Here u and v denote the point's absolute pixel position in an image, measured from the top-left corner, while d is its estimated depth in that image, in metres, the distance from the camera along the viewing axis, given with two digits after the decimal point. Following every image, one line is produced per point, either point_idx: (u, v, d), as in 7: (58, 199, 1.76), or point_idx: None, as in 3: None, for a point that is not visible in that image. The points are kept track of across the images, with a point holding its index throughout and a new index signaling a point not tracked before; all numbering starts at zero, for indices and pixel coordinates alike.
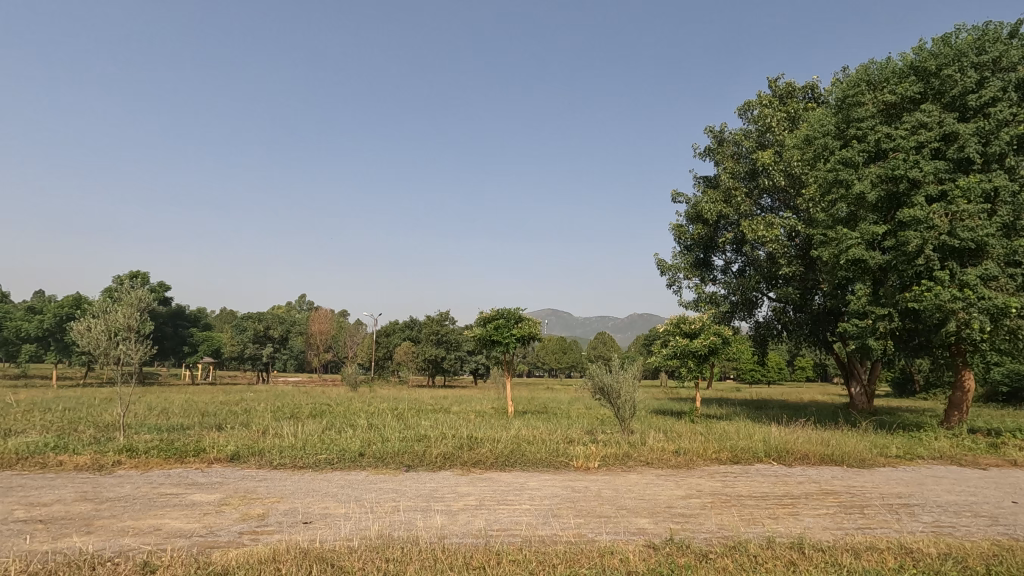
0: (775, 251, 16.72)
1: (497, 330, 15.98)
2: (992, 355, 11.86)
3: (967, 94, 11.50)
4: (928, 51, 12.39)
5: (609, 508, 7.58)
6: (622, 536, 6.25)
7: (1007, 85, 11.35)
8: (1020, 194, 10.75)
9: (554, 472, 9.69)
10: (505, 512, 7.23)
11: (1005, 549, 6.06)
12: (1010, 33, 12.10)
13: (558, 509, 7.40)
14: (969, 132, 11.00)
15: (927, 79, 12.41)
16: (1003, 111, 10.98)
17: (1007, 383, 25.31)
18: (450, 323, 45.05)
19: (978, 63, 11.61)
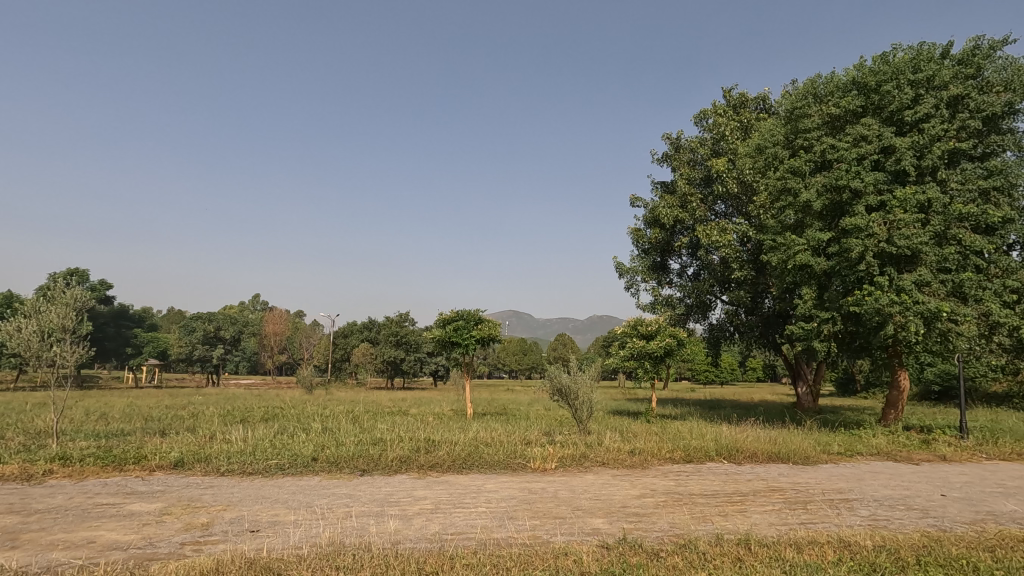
0: (728, 255, 17.29)
1: (457, 331, 15.83)
2: (925, 358, 12.53)
3: (903, 110, 12.16)
4: (869, 68, 13.04)
5: (565, 509, 7.61)
6: (576, 537, 6.28)
7: (940, 102, 12.01)
8: (952, 205, 11.39)
9: (511, 474, 9.66)
10: (461, 515, 7.15)
11: (934, 540, 6.41)
12: (942, 53, 12.83)
13: (514, 511, 7.38)
14: (905, 146, 11.62)
15: (868, 95, 13.05)
16: (936, 126, 11.64)
17: (939, 383, 26.83)
18: (410, 325, 44.49)
19: (914, 81, 12.26)
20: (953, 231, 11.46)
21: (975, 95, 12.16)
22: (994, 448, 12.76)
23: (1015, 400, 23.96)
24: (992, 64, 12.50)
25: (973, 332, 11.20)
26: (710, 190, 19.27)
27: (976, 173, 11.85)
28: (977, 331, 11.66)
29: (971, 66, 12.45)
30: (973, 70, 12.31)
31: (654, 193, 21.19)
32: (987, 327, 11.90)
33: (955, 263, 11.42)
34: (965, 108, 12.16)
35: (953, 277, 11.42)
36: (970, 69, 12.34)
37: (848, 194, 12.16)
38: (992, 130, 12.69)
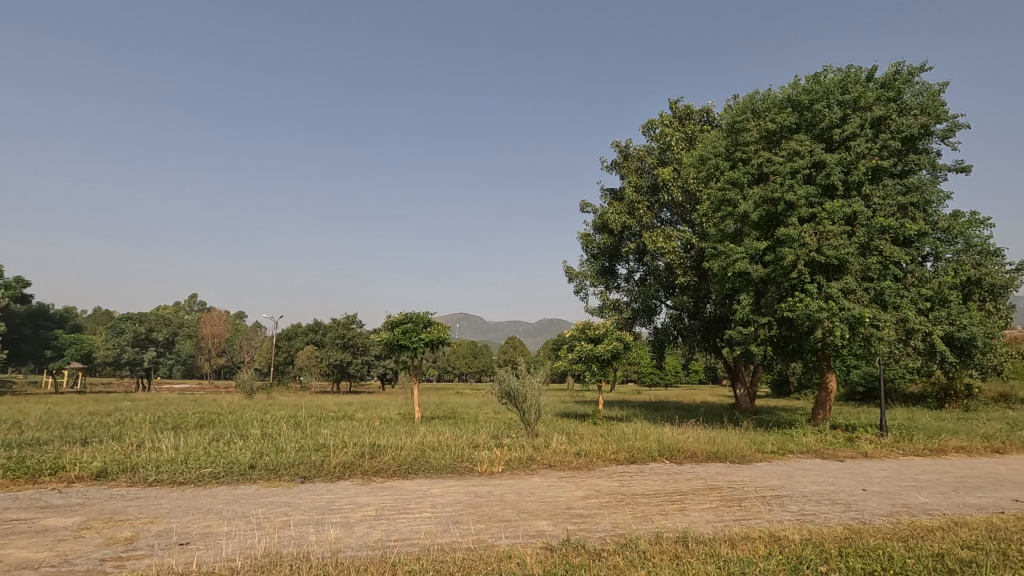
0: (673, 261, 17.89)
1: (405, 334, 15.58)
2: (849, 362, 13.35)
3: (833, 128, 12.96)
4: (803, 87, 13.82)
5: (510, 512, 7.63)
6: (520, 540, 6.31)
7: (865, 122, 12.88)
8: (874, 219, 12.23)
9: (457, 478, 9.59)
10: (405, 521, 7.04)
11: (855, 532, 6.84)
12: (868, 76, 13.74)
13: (459, 516, 7.34)
14: (834, 162, 12.38)
15: (801, 112, 13.82)
16: (861, 144, 12.46)
17: (864, 384, 28.57)
18: (357, 327, 43.44)
19: (842, 101, 13.09)
20: (876, 242, 12.28)
21: (896, 117, 13.09)
22: (910, 445, 13.73)
23: (929, 399, 25.89)
24: (910, 89, 13.48)
25: (892, 337, 12.02)
26: (655, 198, 19.84)
27: (896, 190, 12.76)
28: (896, 337, 12.52)
29: (892, 90, 13.39)
30: (893, 94, 13.25)
31: (603, 200, 21.64)
32: (904, 333, 12.81)
33: (876, 272, 12.26)
34: (887, 129, 13.08)
35: (875, 286, 12.25)
36: (891, 92, 13.28)
37: (782, 206, 12.83)
38: (910, 150, 13.69)
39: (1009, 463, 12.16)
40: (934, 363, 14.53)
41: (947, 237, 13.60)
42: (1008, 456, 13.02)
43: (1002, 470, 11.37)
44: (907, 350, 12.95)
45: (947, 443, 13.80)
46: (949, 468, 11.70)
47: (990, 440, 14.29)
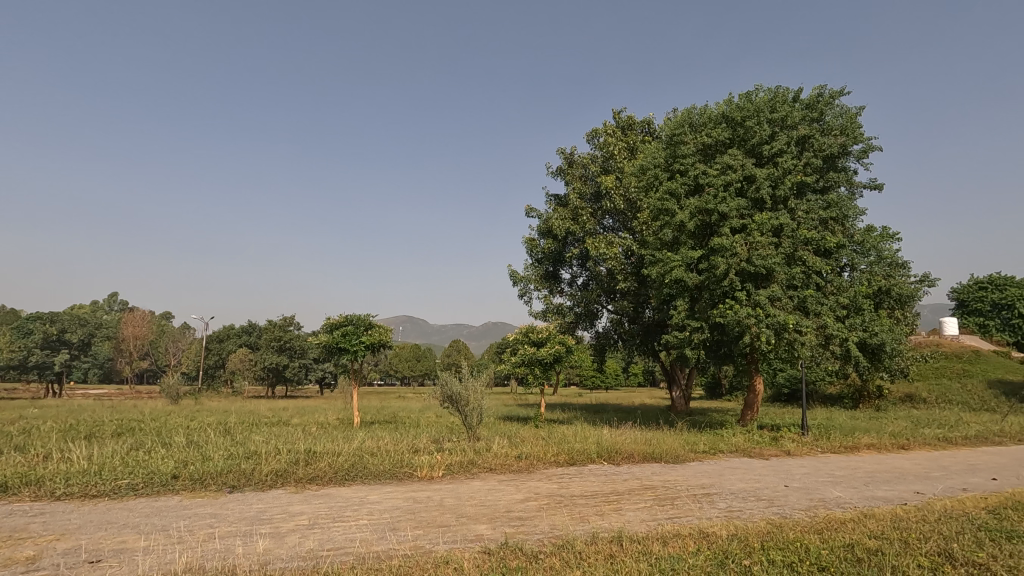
0: (614, 267, 18.40)
1: (345, 337, 15.15)
2: (775, 366, 14.16)
3: (763, 145, 13.75)
4: (736, 104, 14.57)
5: (449, 516, 7.58)
6: (459, 544, 6.27)
7: (791, 140, 13.73)
8: (798, 231, 13.06)
9: (396, 484, 9.43)
10: (339, 529, 6.85)
11: (776, 526, 7.24)
12: (794, 97, 14.65)
13: (397, 522, 7.22)
14: (763, 177, 13.14)
15: (734, 128, 14.55)
16: (787, 161, 13.28)
17: (788, 386, 30.36)
18: (294, 329, 41.92)
19: (772, 119, 13.90)
20: (800, 253, 13.09)
21: (818, 136, 14.03)
22: (827, 443, 14.71)
23: (845, 400, 27.83)
24: (831, 111, 14.46)
25: (813, 341, 12.85)
26: (598, 205, 20.32)
27: (818, 204, 13.66)
28: (817, 342, 13.39)
29: (815, 111, 14.34)
30: (816, 115, 14.18)
31: (548, 205, 21.95)
32: (824, 338, 13.72)
33: (800, 282, 13.08)
34: (810, 147, 13.99)
35: (799, 294, 13.07)
36: (814, 113, 14.22)
37: (716, 217, 13.48)
38: (831, 168, 14.69)
39: (911, 458, 13.27)
40: (850, 367, 15.63)
41: (862, 250, 14.68)
42: (911, 452, 14.20)
43: (905, 465, 12.40)
44: (826, 354, 13.87)
45: (859, 441, 14.88)
46: (861, 463, 12.63)
47: (897, 437, 15.53)
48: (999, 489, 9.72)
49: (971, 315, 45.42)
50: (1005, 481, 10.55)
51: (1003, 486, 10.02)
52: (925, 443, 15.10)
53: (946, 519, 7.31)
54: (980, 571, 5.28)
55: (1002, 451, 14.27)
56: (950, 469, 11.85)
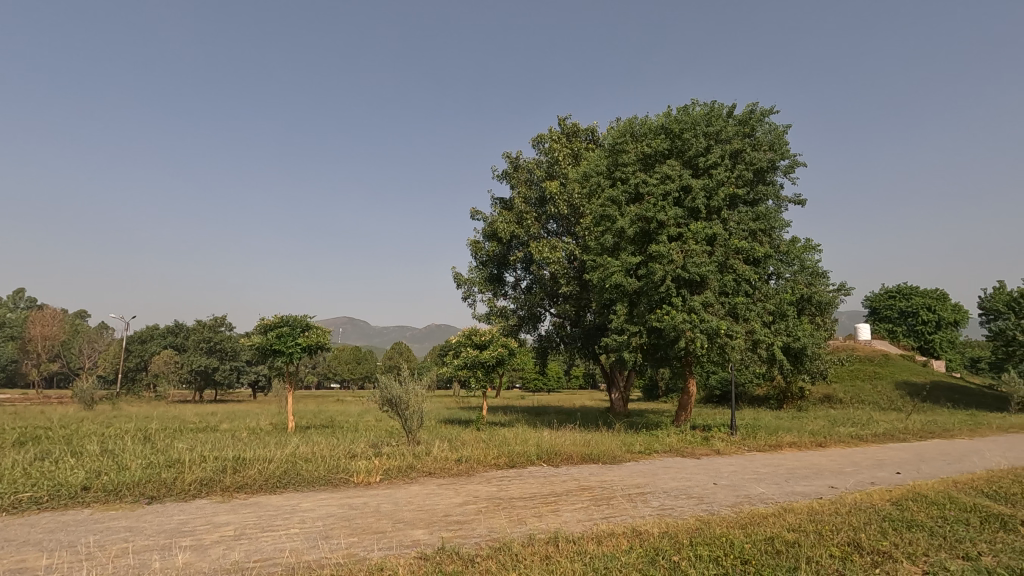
0: (557, 271, 18.68)
1: (280, 339, 14.52)
2: (707, 369, 14.79)
3: (699, 156, 14.36)
4: (675, 117, 15.16)
5: (385, 523, 7.43)
6: (394, 551, 6.16)
7: (725, 153, 14.42)
8: (730, 240, 13.71)
9: (330, 491, 9.14)
10: (268, 539, 6.57)
11: (704, 522, 7.57)
12: (729, 112, 15.39)
13: (331, 530, 7.01)
14: (699, 187, 13.74)
15: (673, 139, 15.11)
16: (721, 173, 13.95)
17: (720, 388, 31.78)
18: (226, 330, 39.99)
19: (707, 133, 14.56)
20: (731, 261, 13.74)
21: (749, 151, 14.79)
22: (753, 442, 15.51)
23: (771, 401, 29.46)
24: (762, 127, 15.25)
25: (743, 345, 13.50)
26: (543, 210, 20.58)
27: (749, 215, 14.38)
28: (745, 346, 14.09)
29: (747, 126, 15.11)
30: (748, 130, 14.93)
31: (493, 208, 21.99)
32: (752, 343, 14.46)
33: (731, 289, 13.73)
34: (742, 161, 14.73)
35: (730, 301, 13.72)
36: (746, 128, 14.98)
37: (654, 225, 13.96)
38: (761, 181, 15.51)
39: (827, 455, 14.21)
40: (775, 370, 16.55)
41: (787, 259, 15.57)
42: (828, 449, 15.21)
43: (822, 461, 13.27)
44: (754, 358, 14.62)
45: (782, 439, 15.77)
46: (783, 461, 13.40)
47: (816, 436, 16.58)
48: (902, 482, 10.57)
49: (883, 321, 49.24)
50: (908, 474, 11.50)
51: (905, 479, 10.92)
52: (840, 441, 16.19)
53: (855, 511, 7.88)
54: (883, 558, 5.72)
55: (906, 447, 15.54)
56: (861, 464, 12.78)
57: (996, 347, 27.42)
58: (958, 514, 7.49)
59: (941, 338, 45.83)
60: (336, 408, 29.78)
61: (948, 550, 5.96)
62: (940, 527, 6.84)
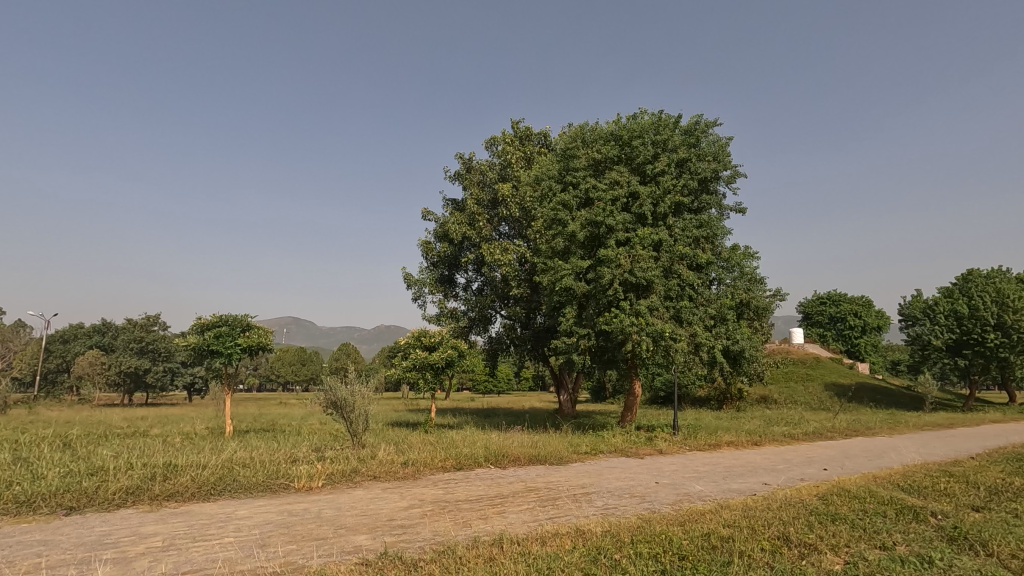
0: (508, 273, 18.75)
1: (218, 339, 13.86)
2: (651, 371, 15.20)
3: (647, 164, 14.77)
4: (625, 124, 15.52)
5: (326, 529, 7.22)
6: (334, 557, 6.00)
7: (672, 161, 14.88)
8: (675, 246, 14.15)
9: (268, 497, 8.80)
10: (199, 549, 6.25)
11: (646, 521, 7.76)
12: (676, 122, 15.88)
13: (267, 538, 6.75)
14: (646, 194, 14.14)
15: (622, 146, 15.47)
16: (668, 181, 14.39)
17: (664, 390, 32.75)
18: (159, 330, 37.89)
19: (655, 141, 14.99)
20: (676, 267, 14.19)
21: (694, 160, 15.30)
22: (694, 441, 16.06)
23: (712, 401, 30.59)
24: (706, 138, 15.82)
25: (686, 348, 13.95)
26: (495, 212, 20.61)
27: (693, 223, 14.86)
28: (688, 349, 14.57)
29: (692, 137, 15.63)
30: (693, 140, 15.45)
31: (444, 209, 21.83)
32: (694, 346, 14.98)
33: (676, 293, 14.17)
34: (687, 170, 15.23)
35: (674, 305, 14.15)
36: (692, 138, 15.51)
37: (604, 229, 14.25)
38: (704, 190, 16.06)
39: (762, 453, 14.90)
40: (715, 371, 17.18)
41: (728, 266, 16.20)
42: (763, 447, 15.94)
43: (757, 459, 13.88)
44: (696, 360, 15.15)
45: (721, 439, 16.41)
46: (721, 459, 13.93)
47: (752, 435, 17.34)
48: (829, 478, 11.21)
49: (814, 326, 52.10)
50: (834, 471, 12.20)
51: (831, 475, 11.58)
52: (773, 440, 17.01)
53: (786, 506, 8.30)
54: (809, 550, 6.05)
55: (833, 445, 16.49)
56: (792, 461, 13.46)
57: (913, 351, 29.60)
58: (876, 507, 8.01)
59: (866, 342, 49.07)
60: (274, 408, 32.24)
61: (867, 541, 6.37)
62: (861, 519, 7.29)
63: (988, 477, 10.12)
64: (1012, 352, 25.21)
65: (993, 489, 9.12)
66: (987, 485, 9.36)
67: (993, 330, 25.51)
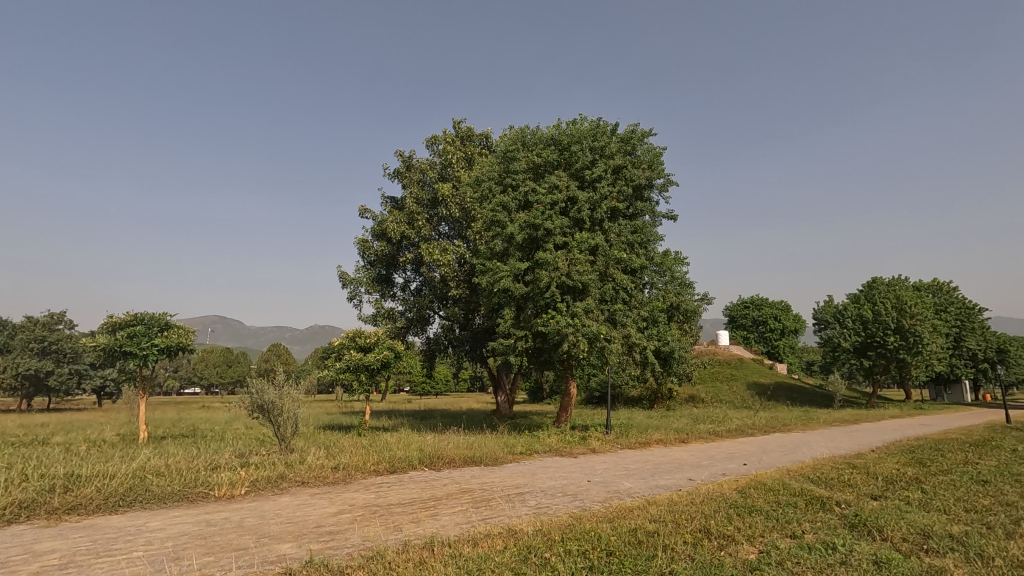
0: (447, 274, 18.60)
1: (131, 339, 12.86)
2: (586, 372, 15.50)
3: (585, 170, 15.11)
4: (565, 130, 15.79)
5: (247, 538, 6.88)
6: (255, 568, 5.72)
7: (609, 168, 15.29)
8: (610, 251, 14.53)
9: (185, 507, 8.27)
10: (103, 566, 5.78)
11: (576, 518, 7.91)
12: (613, 129, 16.30)
13: (182, 550, 6.35)
14: (584, 200, 14.47)
15: (562, 151, 15.74)
16: (604, 187, 14.79)
17: (599, 390, 33.56)
18: (62, 329, 34.92)
19: (593, 148, 15.34)
20: (611, 270, 14.55)
21: (629, 168, 15.72)
22: (625, 440, 16.54)
23: (644, 401, 31.64)
24: (642, 146, 16.32)
25: (620, 349, 14.33)
26: (434, 212, 20.43)
27: (627, 229, 15.29)
28: (621, 350, 14.98)
29: (629, 144, 16.09)
30: (629, 148, 15.92)
31: (383, 207, 21.40)
32: (627, 347, 15.41)
33: (610, 297, 14.54)
34: (623, 177, 15.62)
35: (608, 308, 14.50)
36: (628, 146, 15.98)
37: (542, 233, 14.45)
38: (639, 197, 16.56)
39: (688, 450, 15.57)
40: (648, 372, 17.73)
41: (660, 270, 16.79)
42: (689, 445, 16.66)
43: (684, 456, 14.50)
44: (628, 361, 15.61)
45: (650, 437, 17.00)
46: (650, 457, 14.43)
47: (680, 433, 18.06)
48: (747, 473, 11.87)
49: (739, 329, 55.08)
50: (752, 466, 12.93)
51: (749, 469, 12.27)
52: (699, 437, 17.80)
53: (708, 500, 8.71)
54: (727, 541, 6.38)
55: (753, 440, 17.49)
56: (715, 457, 14.16)
57: (825, 352, 31.92)
58: (789, 498, 8.57)
59: (784, 344, 52.49)
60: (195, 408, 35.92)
61: (779, 531, 6.79)
62: (774, 511, 7.76)
63: (885, 468, 11.08)
64: (909, 353, 27.73)
65: (889, 479, 9.97)
66: (884, 475, 10.23)
67: (893, 334, 27.92)
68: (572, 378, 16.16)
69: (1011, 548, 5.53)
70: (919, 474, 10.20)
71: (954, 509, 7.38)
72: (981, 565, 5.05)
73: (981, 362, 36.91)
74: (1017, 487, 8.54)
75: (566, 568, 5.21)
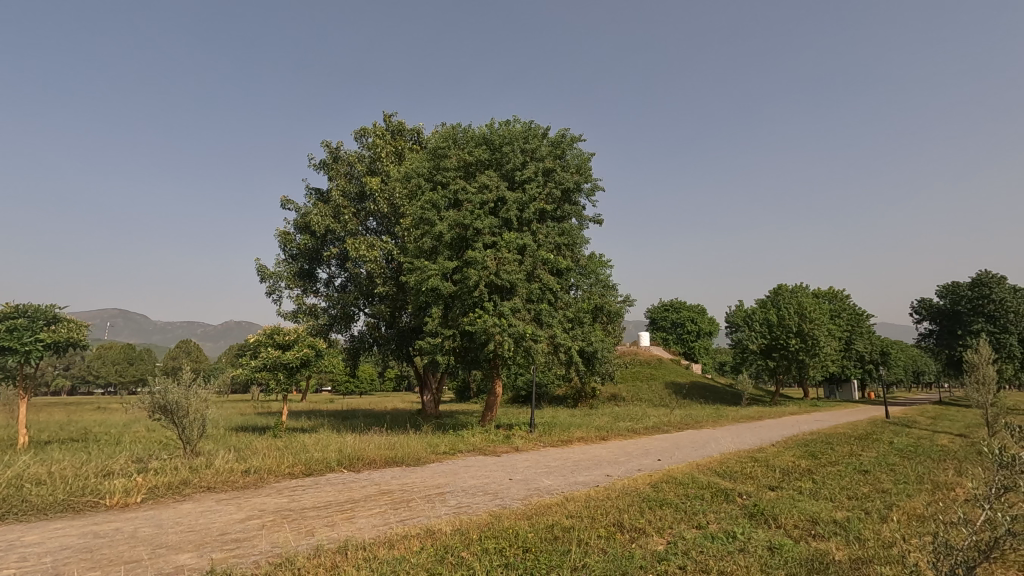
0: (373, 270, 18.13)
1: (10, 334, 11.52)
2: (512, 372, 15.61)
3: (515, 171, 15.22)
4: (496, 130, 15.85)
5: (141, 550, 6.37)
6: None
7: (539, 170, 15.48)
8: (538, 252, 14.70)
9: (69, 518, 7.52)
10: None
11: (495, 517, 7.95)
12: (544, 133, 16.50)
13: (62, 566, 5.77)
14: (512, 200, 14.59)
15: (493, 151, 15.79)
16: (533, 189, 14.97)
17: (526, 390, 33.96)
18: None
19: (525, 150, 15.48)
20: (538, 270, 14.70)
21: (559, 171, 15.96)
22: (548, 438, 16.81)
23: (568, 400, 32.38)
24: (571, 151, 16.61)
25: (545, 348, 14.51)
26: (362, 206, 19.81)
27: (555, 231, 15.51)
28: (547, 350, 15.18)
29: (559, 148, 16.36)
30: (559, 151, 16.18)
31: (308, 199, 20.55)
32: (553, 346, 15.62)
33: (536, 297, 14.66)
34: (553, 179, 15.88)
35: (535, 308, 14.62)
36: (559, 150, 16.23)
37: (471, 232, 14.42)
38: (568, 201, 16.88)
39: (608, 447, 16.09)
40: (572, 372, 18.10)
41: (585, 272, 17.17)
42: (609, 442, 17.19)
43: (602, 452, 14.95)
44: (554, 360, 15.83)
45: (572, 435, 17.40)
46: (571, 454, 14.77)
47: (601, 431, 18.58)
48: (660, 468, 12.45)
49: (659, 330, 57.67)
50: (665, 461, 13.55)
51: (662, 465, 12.84)
52: (619, 435, 18.42)
53: (623, 495, 9.06)
54: (639, 533, 6.67)
55: (667, 437, 18.33)
56: (632, 454, 14.71)
57: (736, 353, 34.12)
58: (697, 491, 9.09)
59: (700, 345, 55.56)
60: (89, 407, 35.24)
61: (687, 522, 7.18)
62: (684, 503, 8.18)
63: (782, 461, 12.00)
64: (808, 355, 30.12)
65: (784, 470, 10.80)
66: (781, 467, 11.08)
67: (795, 336, 30.31)
68: (497, 378, 16.18)
69: (883, 530, 6.16)
70: (811, 466, 11.12)
71: (839, 497, 8.12)
72: (858, 547, 5.56)
73: (868, 363, 40.77)
74: (891, 475, 9.50)
75: (482, 567, 5.22)
